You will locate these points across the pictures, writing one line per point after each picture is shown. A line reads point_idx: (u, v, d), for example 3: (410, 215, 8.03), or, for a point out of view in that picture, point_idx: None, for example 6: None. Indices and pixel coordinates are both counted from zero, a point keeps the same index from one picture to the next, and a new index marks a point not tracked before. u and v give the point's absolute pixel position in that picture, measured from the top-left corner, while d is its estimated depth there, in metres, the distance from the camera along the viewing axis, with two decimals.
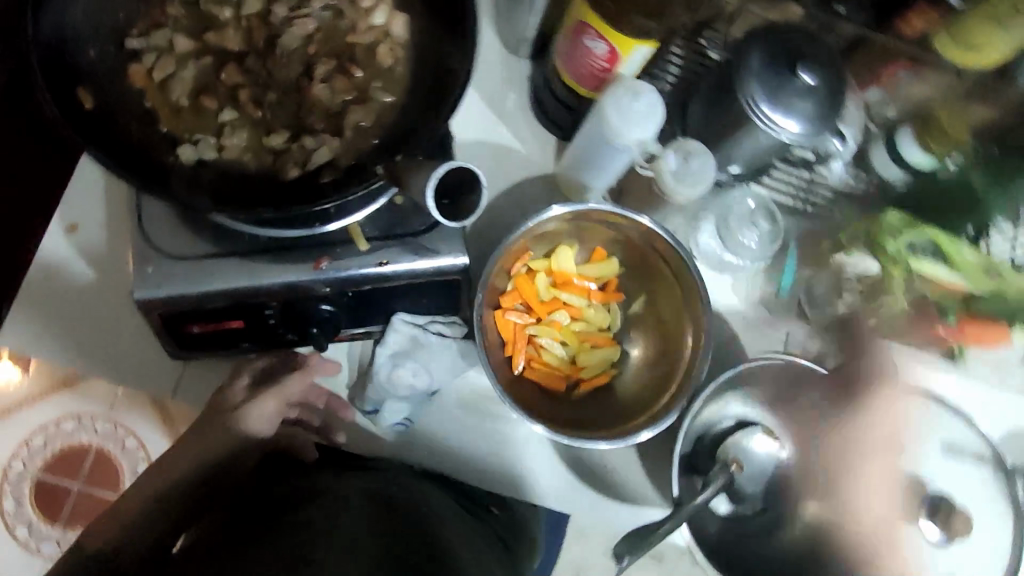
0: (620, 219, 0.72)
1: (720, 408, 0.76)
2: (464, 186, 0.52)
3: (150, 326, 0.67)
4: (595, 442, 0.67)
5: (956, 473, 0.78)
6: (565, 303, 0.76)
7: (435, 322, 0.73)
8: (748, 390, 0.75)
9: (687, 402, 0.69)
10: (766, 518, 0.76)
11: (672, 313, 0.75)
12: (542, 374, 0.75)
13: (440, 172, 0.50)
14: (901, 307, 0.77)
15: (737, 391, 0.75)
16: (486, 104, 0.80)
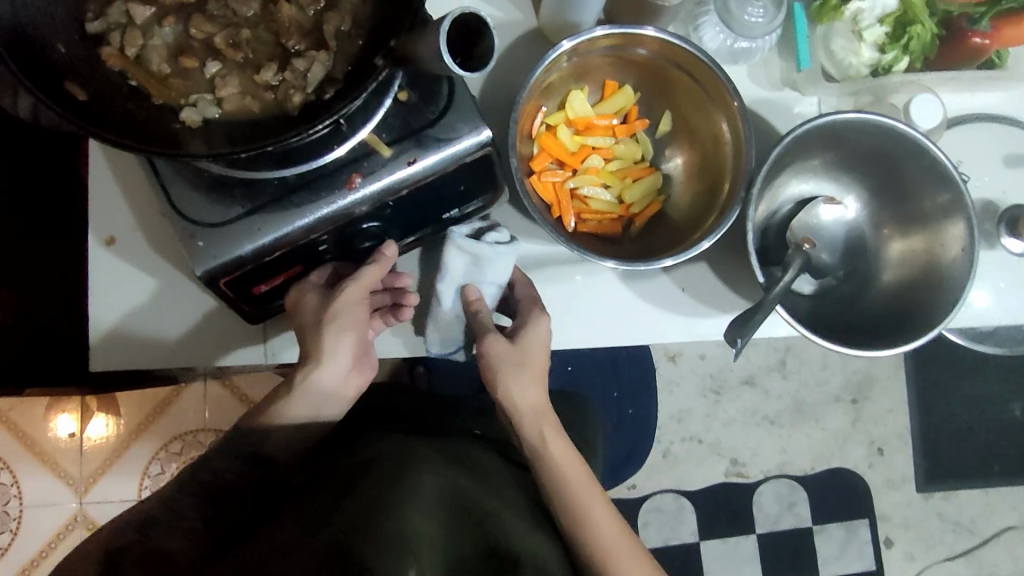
0: (623, 39, 0.69)
1: (776, 196, 0.76)
2: (468, 43, 0.50)
3: (221, 299, 0.69)
4: (663, 261, 0.68)
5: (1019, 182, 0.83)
6: (594, 147, 0.75)
7: (489, 232, 0.73)
8: (800, 167, 0.74)
9: (745, 194, 0.68)
10: (852, 283, 0.75)
11: (702, 119, 0.73)
12: (594, 223, 0.76)
13: (444, 25, 0.47)
14: (931, 30, 0.74)
15: (788, 170, 0.74)
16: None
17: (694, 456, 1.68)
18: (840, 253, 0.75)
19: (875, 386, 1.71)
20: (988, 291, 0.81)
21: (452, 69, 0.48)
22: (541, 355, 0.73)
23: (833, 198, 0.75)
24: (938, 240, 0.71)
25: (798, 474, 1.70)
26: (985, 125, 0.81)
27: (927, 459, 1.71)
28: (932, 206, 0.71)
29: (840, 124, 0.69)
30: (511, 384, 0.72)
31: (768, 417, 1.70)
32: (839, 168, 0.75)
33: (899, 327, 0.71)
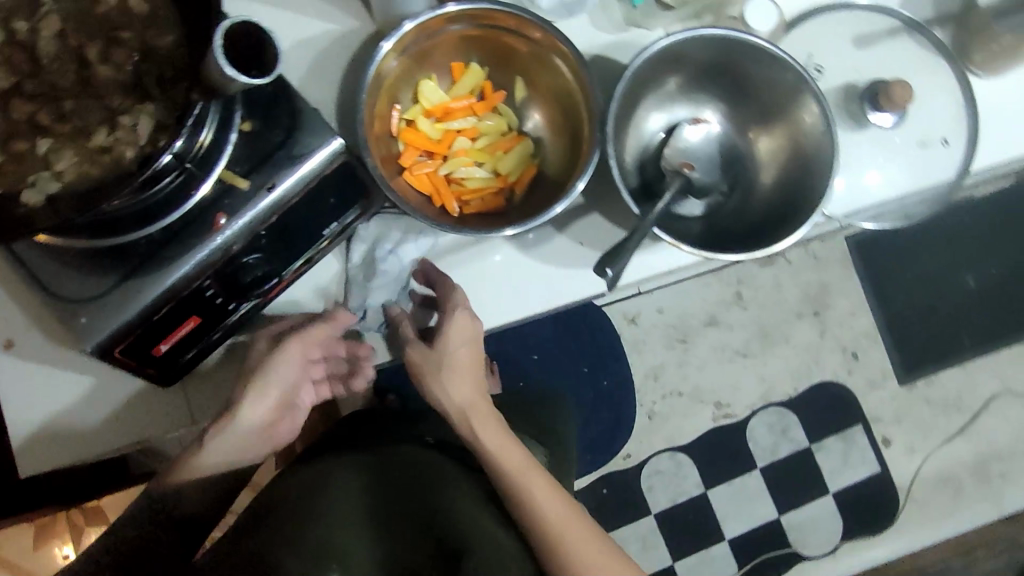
0: (449, 19, 0.71)
1: (644, 130, 0.77)
2: (257, 54, 0.50)
3: (125, 371, 0.68)
4: (554, 209, 0.69)
5: (881, 53, 0.85)
6: (457, 130, 0.76)
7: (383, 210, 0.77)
8: (656, 96, 0.76)
9: (603, 137, 0.70)
10: (738, 195, 0.76)
11: (549, 77, 0.75)
12: (477, 203, 0.76)
13: (218, 37, 0.47)
14: None
15: (645, 103, 0.75)
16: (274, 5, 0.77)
17: (679, 409, 1.70)
18: (718, 167, 0.77)
19: (831, 294, 1.77)
20: (875, 169, 0.84)
21: (237, 77, 0.47)
22: (466, 350, 0.75)
23: (694, 120, 0.77)
24: (800, 126, 0.73)
25: (783, 399, 1.74)
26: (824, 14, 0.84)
27: (899, 350, 1.76)
28: (781, 96, 0.73)
29: (672, 46, 0.70)
30: (438, 386, 0.75)
31: (737, 351, 1.73)
32: (693, 86, 0.76)
33: (782, 223, 0.72)
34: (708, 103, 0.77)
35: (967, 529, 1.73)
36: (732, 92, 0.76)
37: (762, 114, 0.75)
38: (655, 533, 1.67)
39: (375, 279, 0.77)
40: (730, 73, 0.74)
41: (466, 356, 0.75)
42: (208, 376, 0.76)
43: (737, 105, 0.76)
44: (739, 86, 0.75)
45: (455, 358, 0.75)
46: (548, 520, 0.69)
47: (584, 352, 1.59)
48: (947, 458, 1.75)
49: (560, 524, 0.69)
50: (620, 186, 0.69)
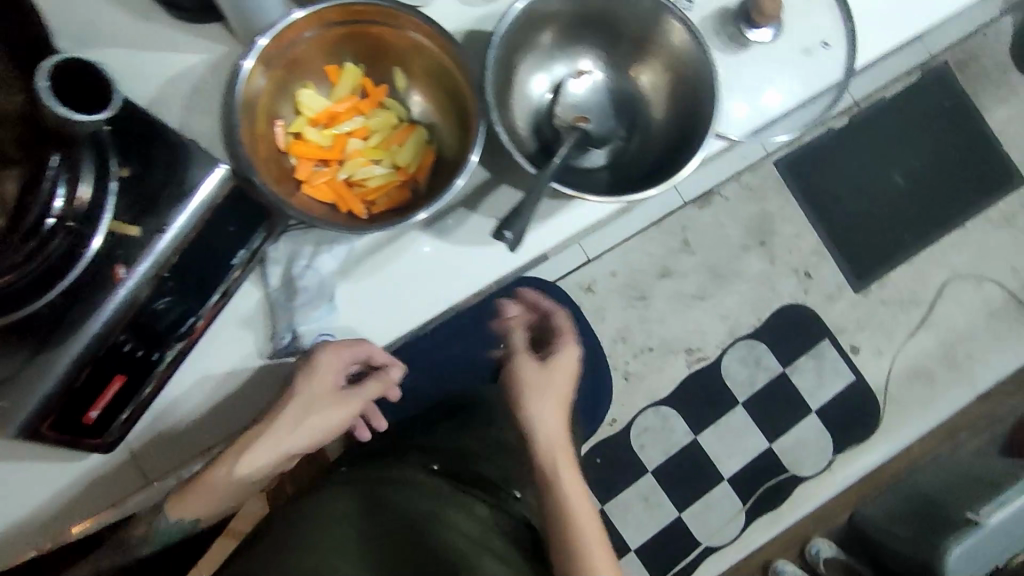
0: (308, 24, 0.69)
1: (531, 95, 0.77)
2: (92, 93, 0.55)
3: (60, 446, 0.67)
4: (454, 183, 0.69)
5: None
6: (348, 132, 0.75)
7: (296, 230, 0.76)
8: (534, 58, 0.76)
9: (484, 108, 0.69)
10: (636, 137, 0.78)
11: (424, 60, 0.74)
12: (384, 200, 0.76)
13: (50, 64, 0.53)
14: None
15: (524, 67, 0.76)
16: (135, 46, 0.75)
17: (652, 364, 1.73)
18: (610, 114, 0.78)
19: (773, 221, 1.80)
20: (774, 88, 0.85)
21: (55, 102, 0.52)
22: (565, 377, 1.01)
23: (576, 73, 0.77)
24: (673, 51, 0.73)
25: (749, 332, 1.76)
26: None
27: (849, 260, 1.81)
28: (653, 30, 0.73)
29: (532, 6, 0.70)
30: (534, 404, 0.98)
31: (695, 295, 1.76)
32: (568, 41, 0.77)
33: (681, 152, 0.73)
34: (587, 54, 0.77)
35: (948, 415, 1.77)
36: (606, 39, 0.76)
37: (639, 52, 0.76)
38: (655, 489, 1.69)
39: (298, 298, 0.76)
40: (598, 20, 0.75)
41: (558, 385, 1.00)
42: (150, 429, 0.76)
43: (614, 50, 0.77)
44: (611, 30, 0.76)
45: (554, 382, 1.00)
46: (569, 519, 0.90)
47: None
48: (916, 352, 1.79)
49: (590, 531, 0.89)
50: (514, 152, 0.70)
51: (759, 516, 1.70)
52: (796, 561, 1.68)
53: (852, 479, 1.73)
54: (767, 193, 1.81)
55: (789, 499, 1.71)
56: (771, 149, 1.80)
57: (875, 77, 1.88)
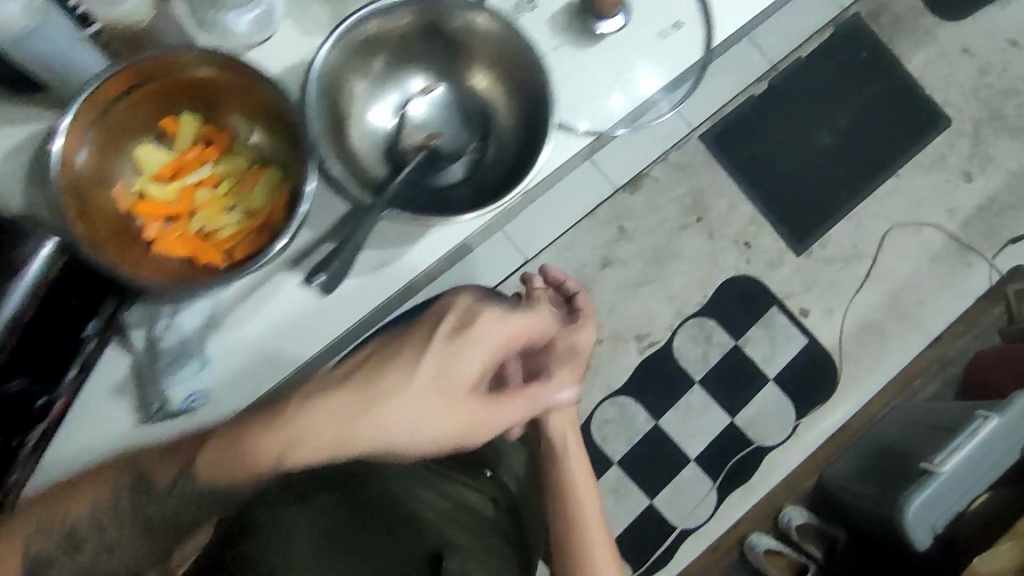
0: (124, 78, 0.67)
1: (377, 127, 0.80)
2: None
3: None
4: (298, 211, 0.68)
5: None
6: (195, 183, 0.74)
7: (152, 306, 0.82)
8: (372, 91, 0.79)
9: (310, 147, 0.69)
10: (491, 144, 0.80)
11: (261, 97, 0.71)
12: (242, 245, 0.74)
13: None
14: None
15: (364, 100, 0.79)
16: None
17: (605, 355, 1.71)
18: (459, 126, 0.81)
19: (707, 196, 1.80)
20: (637, 77, 0.84)
21: None
22: (586, 345, 1.02)
23: (415, 98, 0.81)
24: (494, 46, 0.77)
25: (697, 310, 1.76)
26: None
27: (786, 223, 1.81)
28: (485, 42, 0.78)
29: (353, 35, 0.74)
30: (559, 373, 0.95)
31: (639, 281, 1.75)
32: (401, 64, 0.80)
33: (527, 155, 0.76)
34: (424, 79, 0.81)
35: (902, 365, 1.79)
36: (435, 61, 0.81)
37: (467, 65, 0.80)
38: (622, 480, 1.68)
39: (161, 361, 0.81)
40: (425, 44, 0.79)
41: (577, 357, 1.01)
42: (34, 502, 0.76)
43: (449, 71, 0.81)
44: (438, 52, 0.80)
45: (573, 359, 1.00)
46: (573, 498, 1.06)
47: None
48: (863, 307, 1.81)
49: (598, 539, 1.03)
50: (347, 184, 0.73)
51: (730, 492, 1.69)
52: (770, 533, 1.67)
53: (818, 442, 1.73)
54: (698, 168, 1.80)
55: (758, 471, 1.70)
56: (695, 125, 1.81)
57: (792, 37, 1.87)
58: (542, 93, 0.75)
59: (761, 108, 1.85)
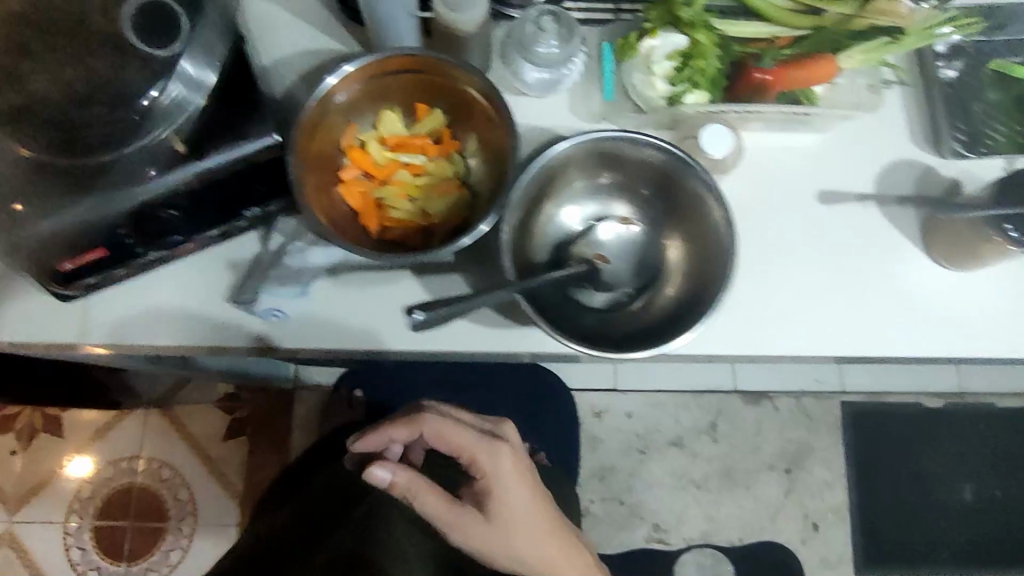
0: (414, 59, 0.77)
1: (557, 221, 0.78)
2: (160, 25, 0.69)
3: (31, 271, 0.74)
4: (453, 244, 0.71)
5: (847, 214, 0.86)
6: (405, 163, 0.82)
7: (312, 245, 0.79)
8: (575, 190, 0.78)
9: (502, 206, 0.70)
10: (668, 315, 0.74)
11: (498, 140, 0.78)
12: (397, 230, 0.81)
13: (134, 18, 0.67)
14: (713, 94, 0.81)
15: (564, 196, 0.78)
16: (324, 32, 0.89)
17: (615, 518, 1.62)
18: (641, 272, 0.78)
19: (811, 458, 1.66)
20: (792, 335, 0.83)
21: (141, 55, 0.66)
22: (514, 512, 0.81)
23: (610, 218, 0.78)
24: (701, 235, 0.75)
25: (724, 544, 1.62)
26: (785, 180, 0.86)
27: (865, 538, 1.63)
28: (709, 230, 0.74)
29: (603, 142, 0.74)
30: (467, 531, 0.79)
31: (694, 481, 1.65)
32: (615, 187, 0.78)
33: (642, 341, 0.73)
34: (630, 203, 0.79)
35: None
36: (643, 204, 0.78)
37: (666, 215, 0.78)
38: None
39: (276, 270, 0.77)
40: (654, 181, 0.77)
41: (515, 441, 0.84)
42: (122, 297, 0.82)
43: (654, 217, 0.78)
44: (648, 201, 0.78)
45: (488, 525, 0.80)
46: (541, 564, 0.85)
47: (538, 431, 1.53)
48: None
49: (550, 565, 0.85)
50: (507, 256, 0.71)
51: None
52: None
53: None
54: None
55: None
56: (847, 387, 1.69)
57: (1000, 381, 1.69)
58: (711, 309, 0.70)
59: (925, 420, 1.68)
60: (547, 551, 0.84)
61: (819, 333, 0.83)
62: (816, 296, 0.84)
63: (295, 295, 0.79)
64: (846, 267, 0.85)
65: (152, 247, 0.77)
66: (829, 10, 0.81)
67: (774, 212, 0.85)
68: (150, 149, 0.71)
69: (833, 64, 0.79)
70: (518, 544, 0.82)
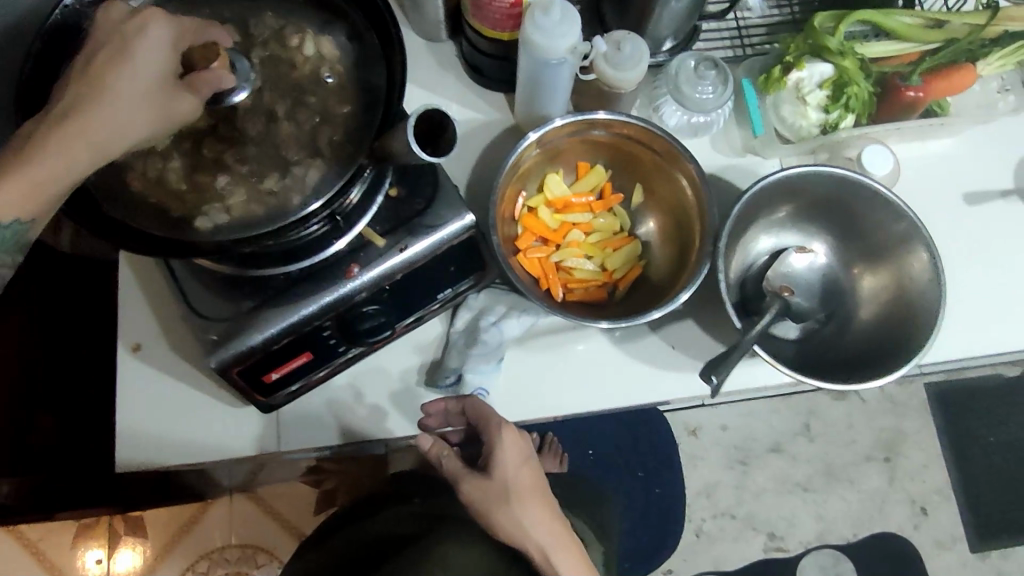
0: (584, 123, 0.78)
1: (750, 250, 0.83)
2: (435, 134, 0.59)
3: (235, 388, 0.73)
4: (652, 312, 0.72)
5: (999, 211, 0.87)
6: (575, 223, 0.83)
7: (505, 318, 0.80)
8: (765, 224, 0.82)
9: (711, 253, 0.74)
10: (873, 343, 0.77)
11: (669, 190, 0.81)
12: (581, 292, 0.81)
13: (411, 122, 0.57)
14: (865, 115, 0.84)
15: (754, 229, 0.81)
16: (461, 104, 0.89)
17: (729, 532, 1.49)
18: (833, 299, 0.81)
19: (907, 442, 1.55)
20: (965, 334, 0.83)
21: (418, 154, 0.57)
22: (520, 480, 0.73)
23: (802, 248, 0.82)
24: (907, 273, 0.76)
25: (840, 543, 1.51)
26: (933, 187, 0.87)
27: (973, 512, 1.52)
28: (896, 253, 0.78)
29: (795, 177, 0.77)
30: (470, 487, 0.73)
31: (799, 484, 1.53)
32: (804, 217, 0.82)
33: (853, 371, 0.75)
34: (816, 231, 0.82)
35: None
36: (830, 230, 0.82)
37: (856, 238, 0.81)
38: None
39: (475, 347, 0.79)
40: (844, 210, 0.80)
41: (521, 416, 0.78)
42: (310, 395, 0.80)
43: (839, 242, 0.82)
44: (833, 228, 0.82)
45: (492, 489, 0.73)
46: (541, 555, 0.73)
47: (641, 453, 1.48)
48: None
49: (556, 551, 0.73)
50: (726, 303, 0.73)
51: None
52: None
53: None
54: (949, 455, 1.55)
55: None
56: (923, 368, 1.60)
57: None
58: (922, 339, 0.72)
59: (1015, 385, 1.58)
60: (552, 536, 0.73)
61: (997, 328, 0.83)
62: (989, 292, 0.85)
63: (493, 369, 0.80)
64: (1003, 262, 0.85)
65: (352, 343, 0.75)
66: (955, 22, 0.84)
67: (926, 213, 0.87)
68: (348, 245, 0.71)
69: (972, 71, 0.83)
70: (524, 517, 0.72)
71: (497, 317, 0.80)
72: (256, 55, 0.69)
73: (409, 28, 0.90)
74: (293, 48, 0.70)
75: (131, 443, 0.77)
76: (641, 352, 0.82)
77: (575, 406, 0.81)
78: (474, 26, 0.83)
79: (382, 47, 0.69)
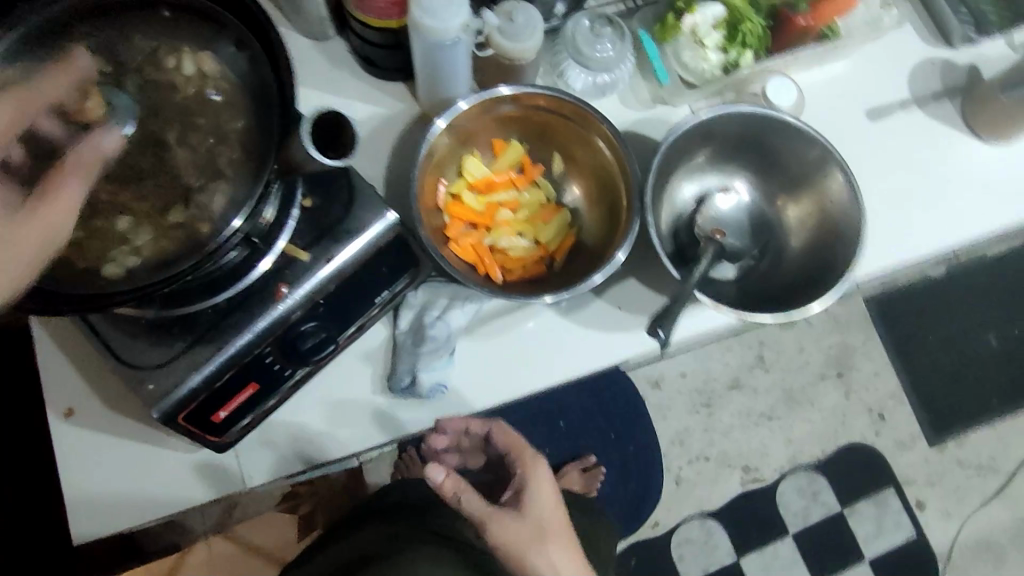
0: (491, 100, 0.77)
1: (677, 200, 0.84)
2: (336, 138, 0.57)
3: (184, 435, 0.70)
4: (593, 277, 0.72)
5: (898, 122, 0.90)
6: (502, 202, 0.81)
7: (450, 309, 0.79)
8: (686, 172, 0.83)
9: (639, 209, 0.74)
10: (809, 269, 0.79)
11: (589, 153, 0.81)
12: (520, 270, 0.81)
13: (306, 131, 0.55)
14: (762, 48, 0.85)
15: (676, 178, 0.83)
16: (363, 101, 0.86)
17: (707, 475, 1.53)
18: (762, 233, 0.83)
19: (855, 355, 1.62)
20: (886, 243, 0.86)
21: (319, 158, 0.55)
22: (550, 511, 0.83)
23: (724, 189, 0.84)
24: (827, 195, 0.78)
25: (812, 461, 1.57)
26: (837, 109, 0.90)
27: (926, 409, 1.60)
28: (813, 177, 0.80)
29: (705, 121, 0.78)
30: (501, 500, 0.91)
31: (763, 414, 1.58)
32: (722, 159, 0.84)
33: (792, 299, 0.77)
34: (734, 170, 0.84)
35: None
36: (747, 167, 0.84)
37: (774, 170, 0.83)
38: None
39: (424, 344, 0.78)
40: (756, 147, 0.82)
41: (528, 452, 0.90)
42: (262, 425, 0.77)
43: (759, 177, 0.84)
44: (750, 165, 0.84)
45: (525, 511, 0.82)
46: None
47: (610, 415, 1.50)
48: (987, 525, 1.58)
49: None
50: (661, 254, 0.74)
51: None
52: None
53: None
54: (895, 359, 1.62)
55: None
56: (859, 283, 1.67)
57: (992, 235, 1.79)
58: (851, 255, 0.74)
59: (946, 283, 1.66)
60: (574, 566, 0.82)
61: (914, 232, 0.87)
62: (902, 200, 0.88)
63: (445, 362, 0.78)
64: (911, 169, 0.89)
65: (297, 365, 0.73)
66: None
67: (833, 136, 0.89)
68: (272, 266, 0.68)
69: None
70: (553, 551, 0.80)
71: (440, 312, 0.79)
72: (132, 83, 0.65)
73: (293, 31, 0.87)
74: (171, 70, 0.66)
75: (82, 511, 0.73)
76: (590, 319, 0.82)
77: (535, 383, 0.81)
78: (359, 19, 0.80)
79: (263, 52, 0.65)
